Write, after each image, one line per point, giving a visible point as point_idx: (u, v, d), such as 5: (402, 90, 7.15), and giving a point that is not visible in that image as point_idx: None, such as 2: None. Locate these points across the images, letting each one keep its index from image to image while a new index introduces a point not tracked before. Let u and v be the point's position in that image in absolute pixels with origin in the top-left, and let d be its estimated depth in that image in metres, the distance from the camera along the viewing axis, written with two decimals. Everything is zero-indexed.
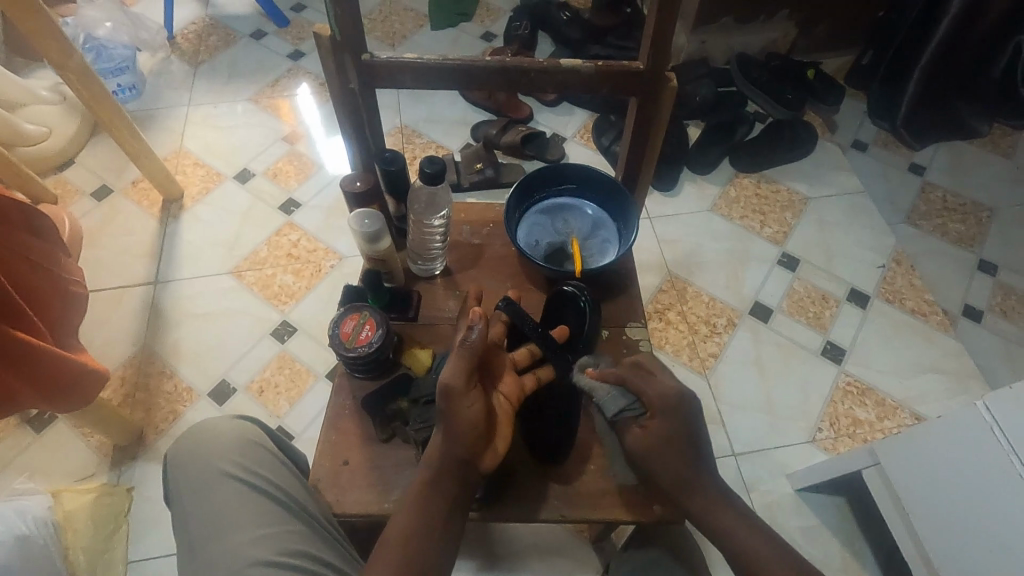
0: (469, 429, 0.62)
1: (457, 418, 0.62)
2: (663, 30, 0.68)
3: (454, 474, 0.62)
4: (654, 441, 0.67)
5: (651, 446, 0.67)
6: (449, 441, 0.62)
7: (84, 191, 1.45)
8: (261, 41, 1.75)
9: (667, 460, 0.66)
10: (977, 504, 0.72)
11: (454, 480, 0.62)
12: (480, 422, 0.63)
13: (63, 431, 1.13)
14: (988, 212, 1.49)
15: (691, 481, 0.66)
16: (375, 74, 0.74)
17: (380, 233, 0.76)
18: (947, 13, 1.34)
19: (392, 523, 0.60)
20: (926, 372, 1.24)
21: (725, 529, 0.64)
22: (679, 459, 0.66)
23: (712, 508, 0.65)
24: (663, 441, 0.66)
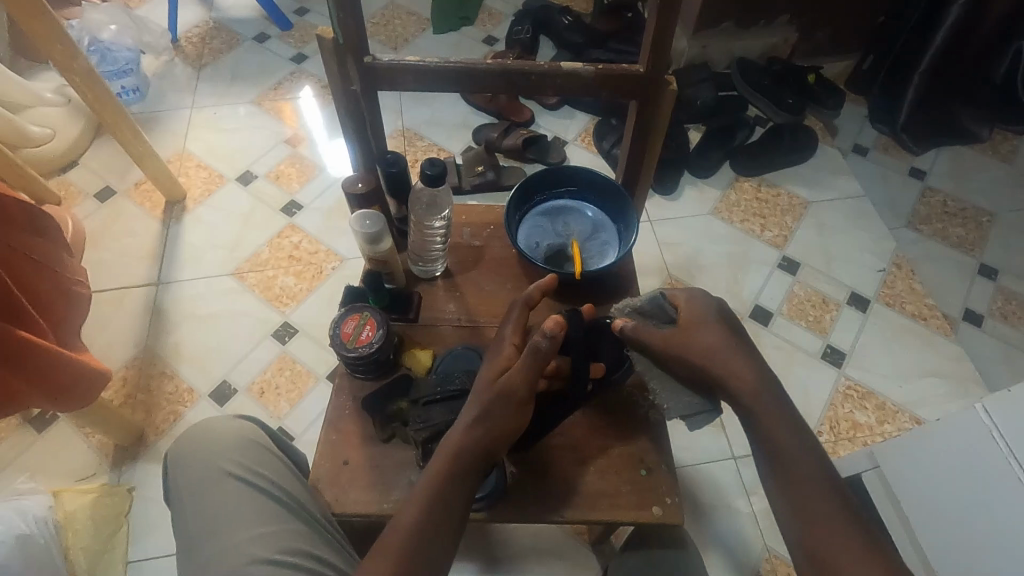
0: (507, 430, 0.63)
1: (499, 419, 0.63)
2: (663, 33, 0.69)
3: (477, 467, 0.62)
4: (691, 334, 0.70)
5: (685, 343, 0.70)
6: (483, 436, 0.62)
7: (88, 192, 1.46)
8: (264, 44, 1.76)
9: (710, 341, 0.69)
10: (976, 508, 0.72)
11: (477, 473, 0.62)
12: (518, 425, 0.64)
13: (64, 431, 1.14)
14: (989, 217, 1.50)
15: (729, 367, 0.67)
16: (377, 76, 0.75)
17: (381, 234, 0.77)
18: (947, 18, 1.35)
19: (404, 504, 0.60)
20: (927, 376, 1.24)
21: (764, 417, 0.65)
22: (721, 349, 0.68)
23: (747, 381, 0.67)
24: (700, 327, 0.70)
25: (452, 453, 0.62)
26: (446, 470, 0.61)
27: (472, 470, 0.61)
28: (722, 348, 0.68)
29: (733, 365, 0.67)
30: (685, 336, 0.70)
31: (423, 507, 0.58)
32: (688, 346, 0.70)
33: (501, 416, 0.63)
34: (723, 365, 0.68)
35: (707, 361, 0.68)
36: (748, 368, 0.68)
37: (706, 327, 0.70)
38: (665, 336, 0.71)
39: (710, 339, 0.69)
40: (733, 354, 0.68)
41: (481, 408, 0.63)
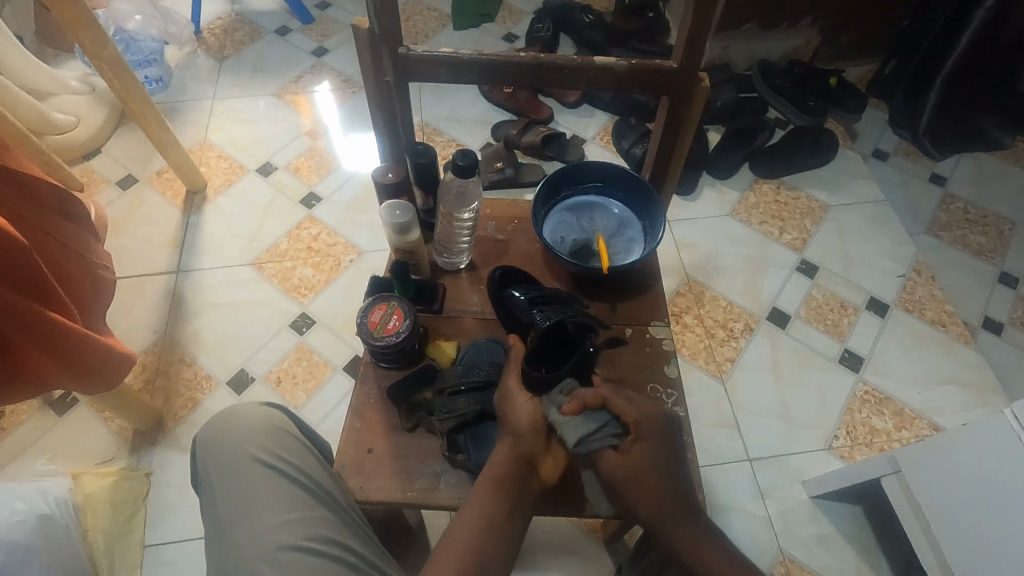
0: (532, 429, 0.67)
1: (517, 417, 0.68)
2: (701, 30, 0.69)
3: (513, 475, 0.66)
4: (635, 481, 0.66)
5: (630, 481, 0.66)
6: (515, 442, 0.67)
7: (110, 180, 1.47)
8: (285, 37, 1.77)
9: (648, 495, 0.65)
10: (1003, 515, 0.71)
11: (515, 485, 0.66)
12: (538, 424, 0.68)
13: (85, 414, 1.15)
14: (1010, 225, 1.48)
15: (647, 496, 0.66)
16: (410, 66, 0.75)
17: (409, 224, 0.77)
18: (971, 22, 1.33)
19: (454, 524, 0.63)
20: (945, 384, 1.22)
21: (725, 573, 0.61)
22: (665, 499, 0.65)
23: (674, 523, 0.65)
24: (643, 468, 0.66)
25: (492, 484, 0.65)
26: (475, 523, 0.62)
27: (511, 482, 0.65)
28: (653, 470, 0.66)
29: (679, 528, 0.64)
30: (628, 478, 0.66)
31: (474, 531, 0.62)
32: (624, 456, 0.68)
33: (518, 415, 0.68)
34: (668, 517, 0.65)
35: (642, 488, 0.66)
36: (693, 525, 0.64)
37: (647, 470, 0.66)
38: (618, 465, 0.67)
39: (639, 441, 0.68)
40: (675, 497, 0.66)
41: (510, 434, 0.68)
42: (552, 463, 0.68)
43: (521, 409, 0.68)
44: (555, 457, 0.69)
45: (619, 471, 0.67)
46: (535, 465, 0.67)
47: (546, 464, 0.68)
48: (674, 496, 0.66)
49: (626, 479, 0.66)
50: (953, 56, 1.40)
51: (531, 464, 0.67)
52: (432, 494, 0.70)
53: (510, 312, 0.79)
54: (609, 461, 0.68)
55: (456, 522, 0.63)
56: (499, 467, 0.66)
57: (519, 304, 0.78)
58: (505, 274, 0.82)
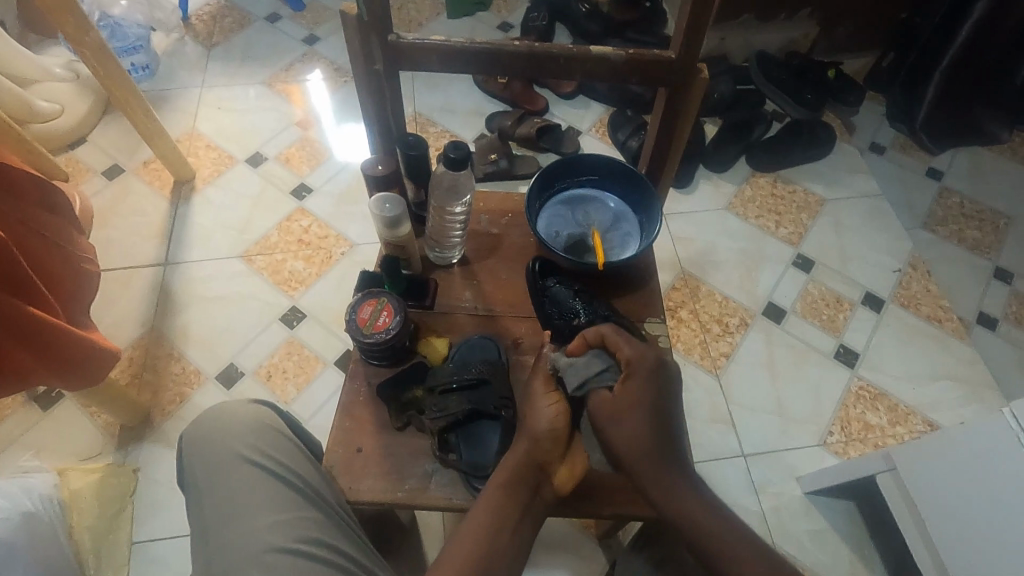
0: (550, 436, 0.64)
1: (536, 422, 0.65)
2: (700, 20, 0.67)
3: (528, 480, 0.64)
4: (621, 417, 0.66)
5: (616, 419, 0.66)
6: (530, 448, 0.65)
7: (95, 169, 1.44)
8: (275, 25, 1.74)
9: (632, 436, 0.65)
10: (1000, 515, 0.71)
11: (529, 489, 0.64)
12: (556, 432, 0.65)
13: (70, 409, 1.13)
14: (1006, 220, 1.48)
15: (641, 451, 0.64)
16: (401, 54, 0.73)
17: (400, 218, 0.75)
18: (971, 14, 1.32)
19: (464, 523, 0.62)
20: (939, 380, 1.22)
21: (682, 506, 0.62)
22: (648, 445, 0.64)
23: (681, 494, 0.63)
24: (631, 408, 0.66)
25: (504, 482, 0.63)
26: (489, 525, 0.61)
27: (524, 486, 0.63)
28: (648, 425, 0.65)
29: (656, 470, 0.64)
30: (614, 415, 0.66)
31: (483, 532, 0.60)
32: (616, 415, 0.66)
33: (537, 421, 0.65)
34: (646, 457, 0.64)
35: (641, 453, 0.64)
36: (669, 465, 0.64)
37: (637, 408, 0.66)
38: (607, 401, 0.67)
39: (632, 403, 0.66)
40: (658, 439, 0.65)
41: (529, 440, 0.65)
42: (569, 474, 0.65)
43: (542, 414, 0.66)
44: (572, 469, 0.65)
45: (606, 410, 0.67)
46: (549, 472, 0.65)
47: (560, 475, 0.64)
48: (659, 441, 0.65)
49: (614, 418, 0.66)
50: (952, 48, 1.38)
51: (546, 474, 0.65)
52: (423, 494, 0.68)
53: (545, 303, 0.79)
54: (598, 399, 0.68)
55: (467, 518, 0.62)
56: (514, 471, 0.64)
57: (555, 293, 0.79)
58: (542, 266, 0.83)
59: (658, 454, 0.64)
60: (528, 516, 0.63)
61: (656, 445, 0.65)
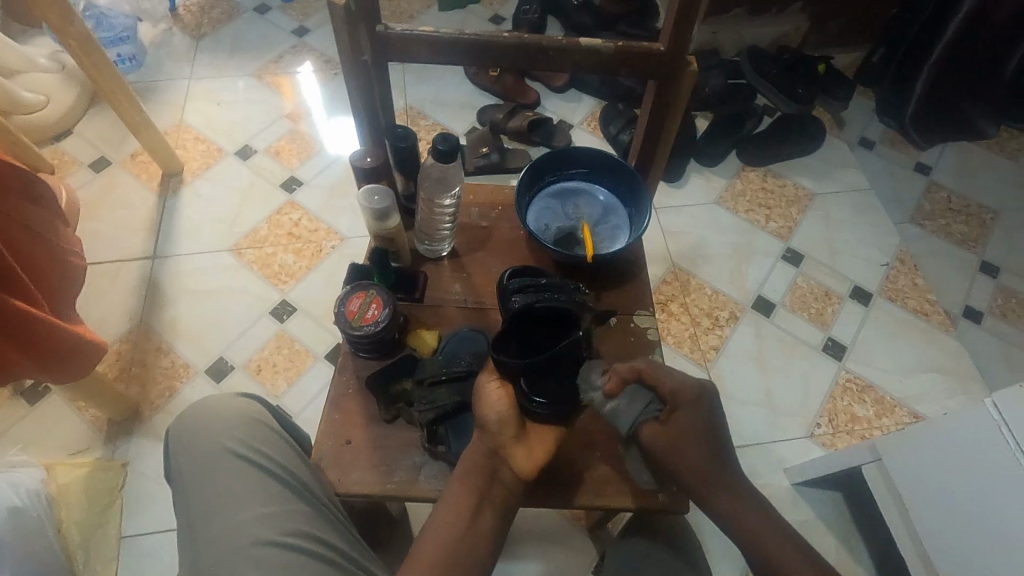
0: (499, 421, 0.65)
1: (485, 412, 0.65)
2: (688, 12, 0.67)
3: (486, 468, 0.64)
4: (676, 450, 0.68)
5: (671, 450, 0.68)
6: (485, 436, 0.65)
7: (82, 161, 1.42)
8: (265, 16, 1.72)
9: (688, 467, 0.67)
10: (982, 505, 0.72)
11: (488, 475, 0.64)
12: (507, 418, 0.65)
13: (58, 403, 1.12)
14: (992, 214, 1.49)
15: (699, 478, 0.67)
16: (390, 45, 0.73)
17: (389, 210, 0.75)
18: (959, 9, 1.32)
19: (433, 516, 0.62)
20: (925, 372, 1.24)
21: (748, 522, 0.66)
22: (704, 471, 0.67)
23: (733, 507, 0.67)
24: (686, 436, 0.68)
25: (462, 475, 0.64)
26: (450, 521, 0.61)
27: (483, 473, 0.64)
28: (695, 455, 0.68)
29: (713, 495, 0.67)
30: (669, 445, 0.68)
31: (450, 520, 0.61)
32: (676, 447, 0.68)
33: (487, 409, 0.65)
34: (703, 480, 0.67)
35: (696, 478, 0.67)
36: (722, 485, 0.68)
37: (692, 438, 0.68)
38: (658, 432, 0.69)
39: (687, 435, 0.68)
40: (713, 465, 0.68)
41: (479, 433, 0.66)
42: (527, 455, 0.66)
43: (492, 402, 0.66)
44: (530, 451, 0.66)
45: (662, 442, 0.68)
46: (506, 456, 0.65)
47: (517, 456, 0.65)
48: (712, 464, 0.68)
49: (670, 447, 0.68)
50: (940, 43, 1.39)
51: (502, 457, 0.65)
52: (412, 486, 0.69)
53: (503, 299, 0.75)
54: (648, 428, 0.70)
55: (434, 514, 0.62)
56: (472, 459, 0.64)
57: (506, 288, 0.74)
58: (513, 274, 0.78)
59: (713, 469, 0.68)
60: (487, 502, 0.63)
61: (713, 469, 0.68)
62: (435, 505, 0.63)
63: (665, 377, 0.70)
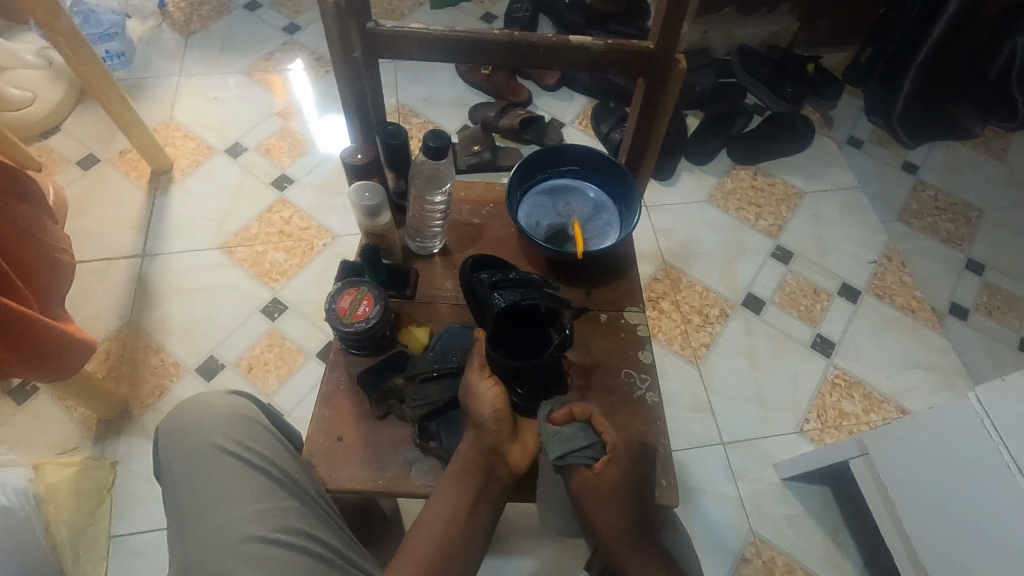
0: (494, 419, 0.66)
1: (480, 410, 0.66)
2: (676, 9, 0.68)
3: (483, 465, 0.65)
4: (602, 501, 0.65)
5: (596, 499, 0.65)
6: (480, 432, 0.66)
7: (70, 159, 1.41)
8: (255, 13, 1.71)
9: (608, 521, 0.65)
10: (968, 498, 0.73)
11: (485, 473, 0.64)
12: (501, 414, 0.66)
13: (46, 402, 1.11)
14: (978, 213, 1.51)
15: (617, 546, 0.64)
16: (380, 42, 0.73)
17: (380, 207, 0.75)
18: (946, 10, 1.34)
19: (428, 510, 0.62)
20: (912, 368, 1.25)
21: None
22: (625, 528, 0.65)
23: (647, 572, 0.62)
24: (611, 492, 0.65)
25: (458, 473, 0.64)
26: (451, 514, 0.61)
27: (479, 469, 0.64)
28: (619, 518, 0.65)
29: (628, 556, 0.63)
30: (593, 497, 0.65)
31: (444, 515, 0.61)
32: (598, 501, 0.65)
33: (482, 407, 0.66)
34: (623, 543, 0.64)
35: (615, 541, 0.64)
36: (643, 547, 0.64)
37: (616, 495, 0.65)
38: (584, 479, 0.66)
39: (612, 493, 0.65)
40: (635, 523, 0.65)
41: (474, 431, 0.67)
42: (521, 453, 0.68)
43: (485, 400, 0.66)
44: (522, 448, 0.68)
45: (590, 488, 0.65)
46: (501, 454, 0.66)
47: (514, 455, 0.67)
48: (632, 523, 0.65)
49: (592, 500, 0.65)
50: (927, 44, 1.40)
51: (499, 456, 0.66)
52: (404, 482, 0.69)
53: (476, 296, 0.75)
54: (574, 474, 0.67)
55: (430, 508, 0.62)
56: (468, 455, 0.65)
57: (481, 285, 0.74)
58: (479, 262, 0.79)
59: (635, 544, 0.64)
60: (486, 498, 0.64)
61: (632, 536, 0.64)
62: (429, 501, 0.63)
63: (610, 429, 0.68)
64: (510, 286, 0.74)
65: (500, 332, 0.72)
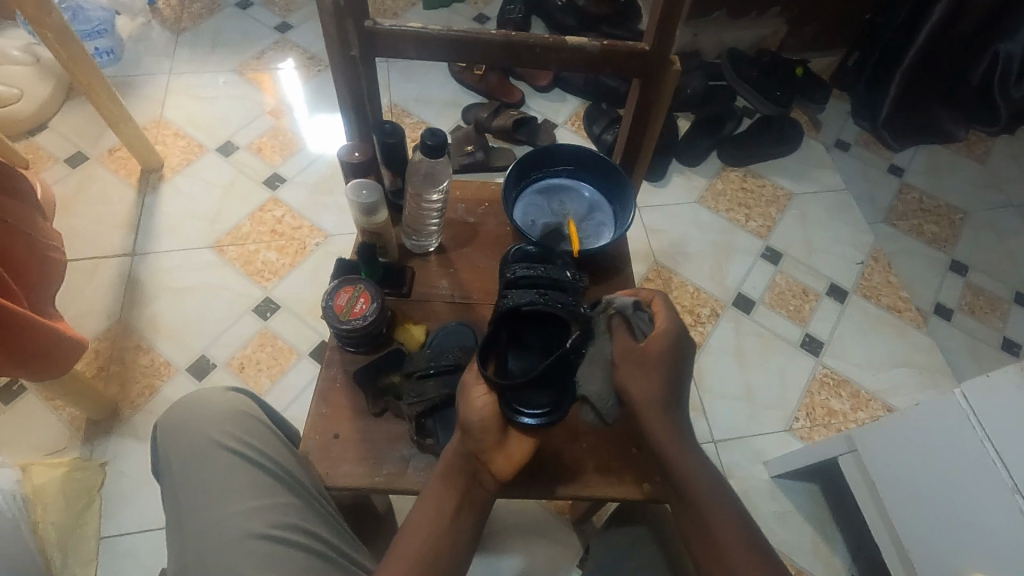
0: (481, 429, 0.62)
1: (468, 417, 0.62)
2: (672, 12, 0.69)
3: (466, 471, 0.63)
4: (643, 368, 0.67)
5: (636, 367, 0.67)
6: (464, 439, 0.63)
7: (57, 157, 1.39)
8: (247, 12, 1.70)
9: (644, 387, 0.66)
10: (951, 492, 0.75)
11: (467, 479, 0.63)
12: (490, 424, 0.62)
13: (34, 403, 1.10)
14: (961, 215, 1.54)
15: (650, 414, 0.65)
16: (378, 42, 0.73)
17: (377, 205, 0.75)
18: (931, 16, 1.37)
19: (412, 512, 0.62)
20: (898, 366, 1.28)
21: (688, 470, 0.63)
22: (659, 397, 0.66)
23: (676, 451, 0.64)
24: (649, 365, 0.66)
25: (442, 475, 0.63)
26: (429, 520, 0.61)
27: (460, 476, 0.63)
28: (654, 387, 0.66)
29: (658, 422, 0.65)
30: (636, 363, 0.67)
31: (420, 517, 0.61)
32: (639, 365, 0.67)
33: (471, 416, 0.62)
34: (658, 413, 0.65)
35: (648, 411, 0.65)
36: (674, 422, 0.66)
37: (654, 368, 0.66)
38: (626, 350, 0.68)
39: (655, 360, 0.66)
40: (670, 399, 0.66)
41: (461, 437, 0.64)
42: (505, 459, 0.64)
43: (474, 407, 0.62)
44: (508, 456, 0.64)
45: (634, 355, 0.67)
46: (484, 460, 0.63)
47: (497, 461, 0.63)
48: (667, 396, 0.66)
49: (630, 368, 0.67)
50: (912, 48, 1.43)
51: (482, 461, 0.63)
52: (400, 478, 0.69)
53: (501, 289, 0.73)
54: (620, 342, 0.69)
55: (411, 511, 0.62)
56: (450, 462, 0.63)
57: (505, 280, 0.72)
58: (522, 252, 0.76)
59: (667, 413, 0.65)
60: (468, 503, 0.63)
61: (666, 404, 0.66)
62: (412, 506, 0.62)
63: (664, 311, 0.69)
64: (528, 285, 0.69)
65: (512, 326, 0.69)
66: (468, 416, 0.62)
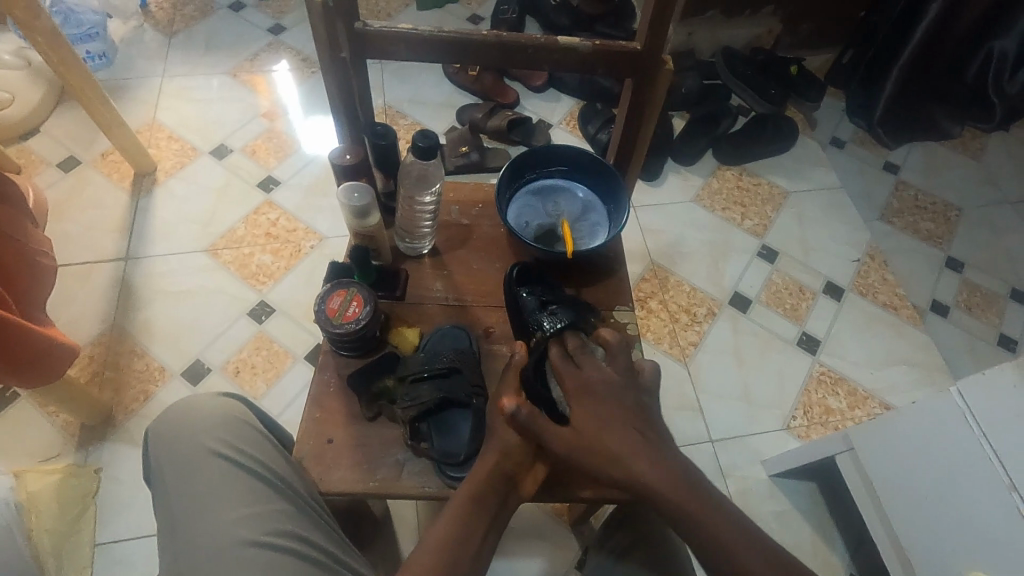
0: (518, 448, 0.63)
1: (508, 434, 0.64)
2: (664, 11, 0.68)
3: (497, 490, 0.62)
4: (598, 447, 0.58)
5: (590, 445, 0.59)
6: (500, 459, 0.63)
7: (49, 161, 1.39)
8: (240, 13, 1.69)
9: (620, 459, 0.57)
10: (950, 488, 0.74)
11: (497, 500, 0.61)
12: (526, 443, 0.63)
13: (28, 410, 1.09)
14: (957, 212, 1.54)
15: (640, 482, 0.57)
16: (367, 43, 0.73)
17: (369, 208, 0.75)
18: (926, 14, 1.37)
19: (431, 531, 0.58)
20: (895, 364, 1.27)
21: (696, 512, 0.56)
22: (641, 464, 0.57)
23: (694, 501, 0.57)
24: (604, 435, 0.59)
25: (472, 493, 0.61)
26: (456, 533, 0.57)
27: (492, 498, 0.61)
28: (633, 456, 0.57)
29: (655, 482, 0.57)
30: (587, 444, 0.59)
31: (456, 537, 0.57)
32: (592, 448, 0.58)
33: (509, 433, 0.63)
34: (633, 466, 0.57)
35: (632, 476, 0.57)
36: (670, 467, 0.58)
37: (615, 436, 0.58)
38: (563, 437, 0.59)
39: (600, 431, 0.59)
40: (646, 455, 0.58)
41: (497, 455, 0.63)
42: (531, 481, 0.65)
43: (510, 426, 0.64)
44: (535, 477, 0.65)
45: (570, 439, 0.59)
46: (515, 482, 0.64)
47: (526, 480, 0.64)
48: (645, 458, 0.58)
49: (585, 448, 0.59)
50: (908, 46, 1.43)
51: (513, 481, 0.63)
52: (395, 483, 0.69)
53: (519, 312, 0.77)
54: (556, 433, 0.59)
55: (434, 525, 0.59)
56: (482, 478, 0.62)
57: (528, 304, 0.76)
58: (522, 273, 0.81)
59: (653, 471, 0.57)
60: (495, 525, 0.60)
61: (652, 465, 0.57)
62: (434, 522, 0.59)
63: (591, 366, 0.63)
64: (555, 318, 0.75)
65: None
66: (504, 437, 0.63)
